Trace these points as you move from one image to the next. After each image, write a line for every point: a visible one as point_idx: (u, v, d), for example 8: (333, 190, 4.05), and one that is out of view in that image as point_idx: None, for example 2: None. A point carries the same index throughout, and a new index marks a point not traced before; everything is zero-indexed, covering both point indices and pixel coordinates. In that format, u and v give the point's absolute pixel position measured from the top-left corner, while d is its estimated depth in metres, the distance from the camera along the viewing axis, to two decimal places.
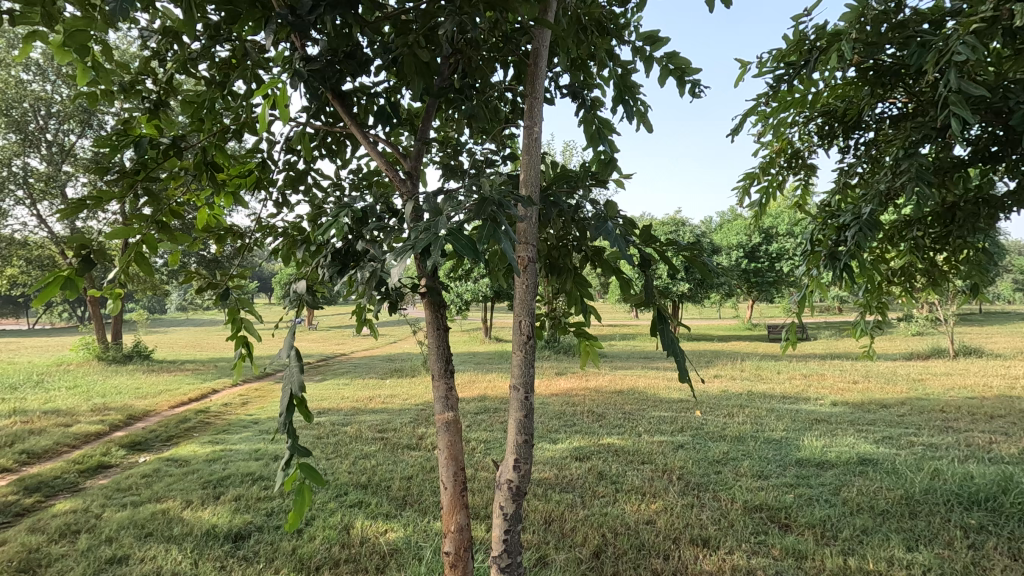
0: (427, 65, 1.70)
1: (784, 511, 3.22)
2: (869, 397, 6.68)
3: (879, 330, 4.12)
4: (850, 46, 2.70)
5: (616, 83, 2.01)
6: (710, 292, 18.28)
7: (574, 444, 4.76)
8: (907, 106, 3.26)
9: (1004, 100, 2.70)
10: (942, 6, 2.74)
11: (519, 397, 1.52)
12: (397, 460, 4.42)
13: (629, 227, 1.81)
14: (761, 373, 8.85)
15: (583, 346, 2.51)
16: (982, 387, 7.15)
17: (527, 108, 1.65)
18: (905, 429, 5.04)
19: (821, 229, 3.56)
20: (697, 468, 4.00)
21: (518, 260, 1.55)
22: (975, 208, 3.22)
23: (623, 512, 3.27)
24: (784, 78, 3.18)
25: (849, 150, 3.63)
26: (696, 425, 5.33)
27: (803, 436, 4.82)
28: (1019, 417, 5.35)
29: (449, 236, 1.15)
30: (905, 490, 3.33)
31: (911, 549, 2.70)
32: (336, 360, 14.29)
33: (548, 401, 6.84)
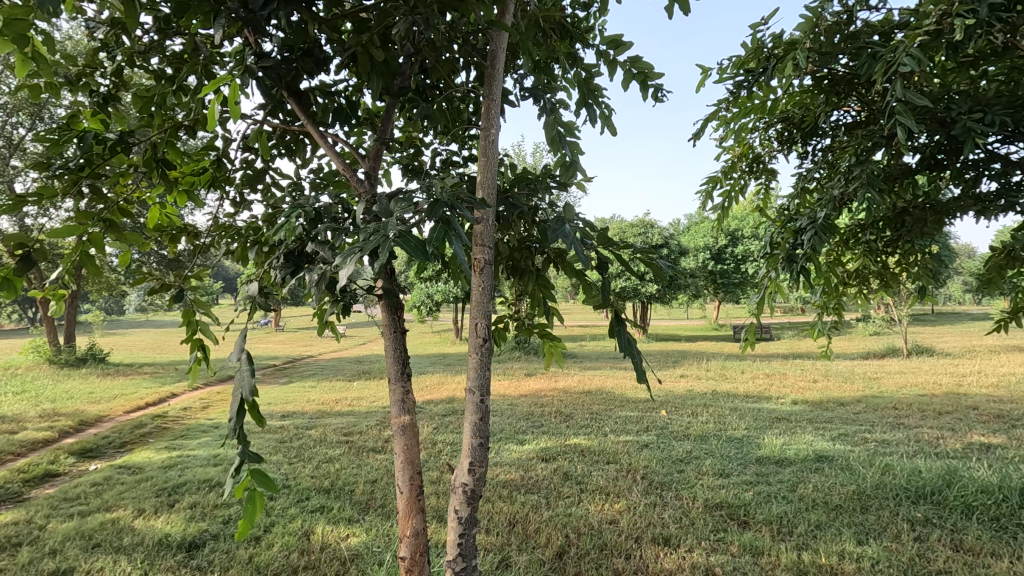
0: (386, 64, 1.68)
1: (742, 509, 3.28)
2: (827, 395, 6.90)
3: (836, 331, 4.25)
4: (805, 55, 2.78)
5: (580, 86, 2.03)
6: (678, 293, 18.58)
7: (541, 445, 4.78)
8: (860, 114, 3.38)
9: (947, 111, 2.84)
10: (891, 18, 2.85)
11: (475, 400, 1.51)
12: (361, 464, 4.36)
13: (588, 229, 1.82)
14: (725, 373, 9.03)
15: (546, 347, 2.50)
16: (932, 385, 7.44)
17: (483, 109, 1.64)
18: (860, 426, 5.21)
19: (780, 233, 3.66)
20: (661, 468, 4.06)
21: (473, 262, 1.54)
22: (922, 214, 3.36)
23: (587, 513, 3.30)
24: (743, 85, 3.25)
25: (807, 156, 3.74)
26: (661, 425, 5.41)
27: (763, 435, 4.94)
28: (965, 413, 5.60)
29: (399, 239, 1.13)
30: (857, 485, 3.44)
31: (861, 542, 2.80)
32: (301, 362, 14.01)
33: (517, 402, 6.85)
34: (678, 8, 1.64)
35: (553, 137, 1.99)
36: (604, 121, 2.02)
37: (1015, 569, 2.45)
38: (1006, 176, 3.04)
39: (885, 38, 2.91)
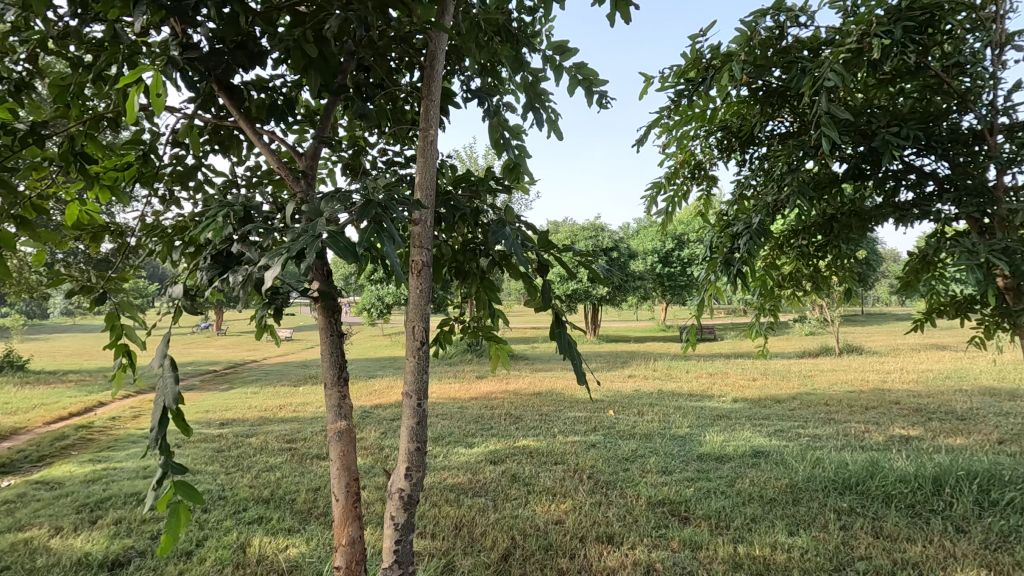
0: (323, 61, 1.63)
1: (683, 504, 3.38)
2: (765, 393, 7.20)
3: (771, 331, 4.43)
4: (740, 66, 2.90)
5: (526, 90, 2.04)
6: (627, 295, 18.99)
7: (490, 448, 4.78)
8: (793, 125, 3.54)
9: (868, 124, 3.04)
10: (818, 35, 3.02)
11: (412, 404, 1.49)
12: (304, 471, 4.22)
13: (528, 232, 1.84)
14: (671, 373, 9.29)
15: (492, 350, 2.49)
16: (860, 382, 7.88)
17: (423, 110, 1.62)
18: (794, 422, 5.47)
19: (719, 237, 3.80)
20: (607, 467, 4.13)
21: (411, 264, 1.52)
22: (848, 221, 3.58)
23: (533, 514, 3.31)
24: (684, 93, 3.36)
25: (745, 163, 3.90)
26: (608, 425, 5.50)
27: (705, 432, 5.10)
28: (888, 407, 5.97)
29: (328, 239, 1.11)
30: (790, 479, 3.60)
31: (792, 533, 2.93)
32: (243, 367, 13.47)
33: (467, 405, 6.82)
34: (620, 16, 1.68)
35: (498, 140, 2.00)
36: (550, 125, 2.04)
37: (928, 552, 2.62)
38: (921, 186, 3.28)
39: (814, 54, 3.07)
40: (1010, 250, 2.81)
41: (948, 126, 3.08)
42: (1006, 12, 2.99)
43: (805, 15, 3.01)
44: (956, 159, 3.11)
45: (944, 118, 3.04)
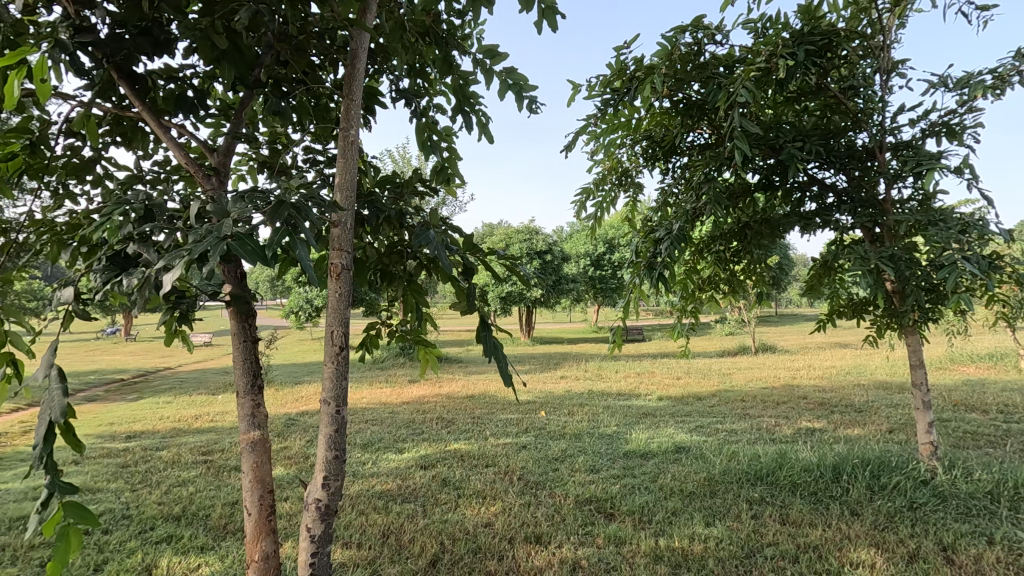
0: (237, 53, 1.55)
1: (609, 501, 3.48)
2: (687, 391, 7.54)
3: (693, 332, 4.61)
4: (661, 79, 3.05)
5: (456, 92, 2.03)
6: (560, 297, 19.32)
7: (421, 452, 4.71)
8: (711, 137, 3.75)
9: (776, 139, 3.27)
10: (732, 53, 3.21)
11: (331, 411, 1.45)
12: (221, 485, 3.99)
13: (453, 235, 1.84)
14: (601, 374, 9.54)
15: (420, 353, 2.45)
16: (773, 379, 8.43)
17: (343, 109, 1.58)
18: (713, 418, 5.77)
19: (643, 242, 3.95)
20: (537, 468, 4.18)
21: (330, 267, 1.47)
22: (759, 228, 3.84)
23: (463, 517, 3.30)
24: (610, 103, 3.48)
25: (668, 171, 4.07)
26: (539, 426, 5.57)
27: (632, 430, 5.28)
28: (796, 402, 6.42)
29: (234, 241, 1.05)
30: (708, 472, 3.79)
31: (709, 524, 3.08)
32: (156, 376, 12.54)
33: (398, 410, 6.69)
34: (547, 24, 1.70)
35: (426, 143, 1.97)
36: (480, 129, 2.04)
37: (827, 535, 2.83)
38: (822, 198, 3.56)
39: (728, 71, 3.26)
40: (895, 257, 3.13)
41: (846, 142, 3.36)
42: (893, 42, 3.31)
43: (720, 33, 3.20)
44: (852, 173, 3.40)
45: (842, 135, 3.32)
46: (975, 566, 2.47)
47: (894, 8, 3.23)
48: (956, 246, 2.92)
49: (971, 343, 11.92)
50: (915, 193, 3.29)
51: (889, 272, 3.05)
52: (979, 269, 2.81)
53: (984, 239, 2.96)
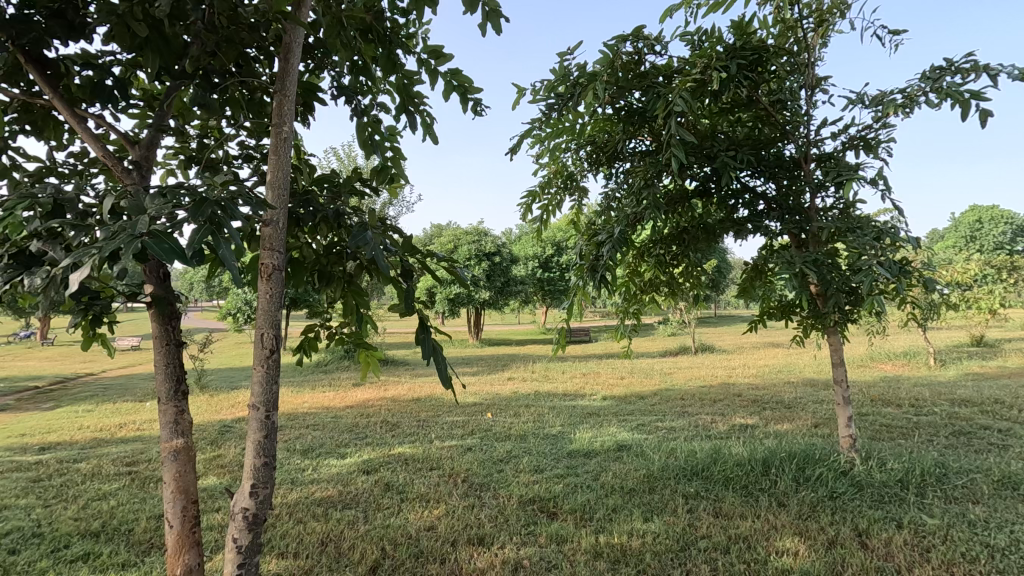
0: (160, 42, 1.47)
1: (552, 500, 3.53)
2: (630, 390, 7.74)
3: (634, 333, 4.68)
4: (603, 87, 3.13)
5: (399, 91, 2.01)
6: (509, 299, 19.40)
7: (364, 457, 4.61)
8: (651, 144, 3.86)
9: (711, 148, 3.43)
10: (671, 64, 3.34)
11: (260, 417, 1.40)
12: (146, 497, 3.76)
13: (392, 236, 1.82)
14: (547, 375, 9.65)
15: (360, 356, 2.39)
16: (710, 378, 8.77)
17: (276, 105, 1.53)
18: (654, 416, 5.95)
19: (586, 245, 4.03)
20: (481, 469, 4.18)
21: (261, 268, 1.42)
22: (696, 233, 4.00)
23: (405, 522, 3.26)
24: (554, 108, 3.52)
25: (612, 176, 4.15)
26: (485, 427, 5.57)
27: (576, 430, 5.36)
28: (731, 399, 6.71)
29: (150, 239, 1.00)
30: (647, 469, 3.90)
31: (647, 519, 3.17)
32: (76, 382, 11.70)
33: (341, 414, 6.53)
34: (491, 27, 1.71)
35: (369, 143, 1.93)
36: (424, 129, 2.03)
37: (756, 526, 2.97)
38: (754, 205, 3.74)
39: (667, 80, 3.38)
40: (818, 261, 3.34)
41: (775, 152, 3.55)
42: (817, 60, 3.53)
43: (659, 44, 3.31)
44: (781, 182, 3.59)
45: (772, 146, 3.50)
46: (885, 550, 2.66)
47: (818, 28, 3.45)
48: (871, 252, 3.15)
49: (888, 342, 12.84)
50: (836, 202, 3.51)
51: (813, 276, 3.24)
52: (890, 274, 3.04)
53: (896, 246, 3.19)
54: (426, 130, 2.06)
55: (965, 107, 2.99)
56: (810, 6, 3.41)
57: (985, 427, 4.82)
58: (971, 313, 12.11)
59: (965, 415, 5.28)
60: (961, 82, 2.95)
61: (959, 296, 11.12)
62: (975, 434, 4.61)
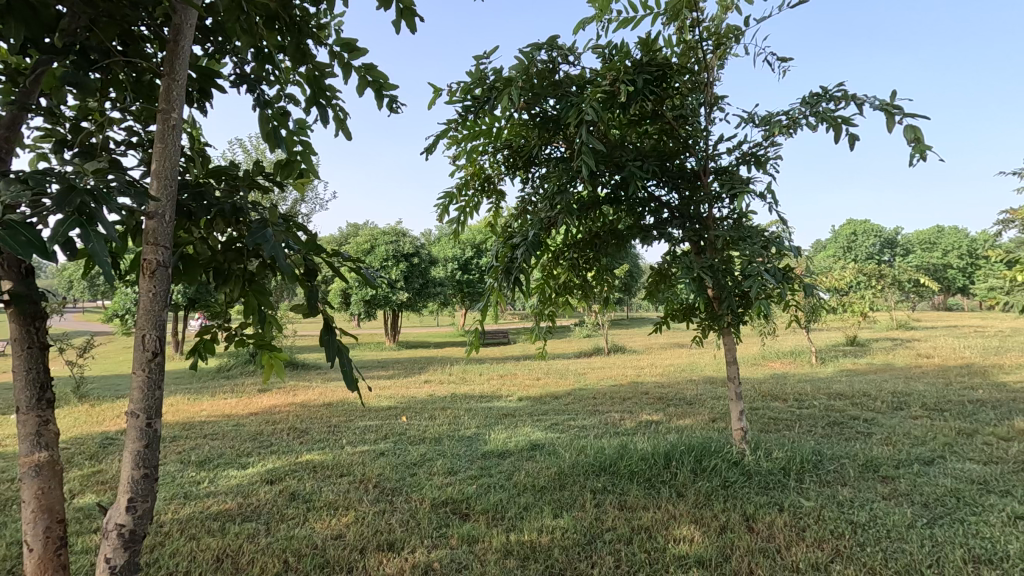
0: (25, 11, 1.31)
1: (464, 502, 3.53)
2: (546, 391, 7.92)
3: (549, 334, 4.77)
4: (518, 93, 3.20)
5: (310, 83, 1.92)
6: (428, 301, 19.17)
7: (267, 466, 4.38)
8: (565, 151, 3.98)
9: (619, 156, 3.63)
10: (583, 75, 3.47)
11: (139, 425, 1.29)
12: (7, 521, 3.34)
13: (295, 235, 1.76)
14: (464, 377, 9.62)
15: (262, 359, 2.25)
16: (621, 378, 9.14)
17: (163, 89, 1.41)
18: (567, 415, 6.12)
19: (502, 248, 4.08)
20: (394, 474, 4.10)
21: (143, 264, 1.31)
22: (606, 238, 4.21)
23: (311, 532, 3.12)
24: (470, 110, 3.55)
25: (528, 180, 4.22)
26: (399, 431, 5.47)
27: (491, 431, 5.39)
28: (640, 397, 7.05)
29: (3, 229, 0.90)
30: (559, 466, 4.01)
31: (557, 515, 3.26)
32: None
33: (244, 422, 6.14)
34: (405, 25, 1.70)
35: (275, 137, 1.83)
36: (336, 124, 1.95)
37: (657, 516, 3.14)
38: (659, 212, 3.97)
39: (579, 90, 3.52)
40: (714, 266, 3.61)
41: (678, 163, 3.79)
42: (715, 80, 3.81)
43: (572, 55, 3.42)
44: (683, 192, 3.83)
45: (675, 157, 3.73)
46: (768, 531, 2.91)
47: (716, 50, 3.72)
48: (759, 259, 3.44)
49: (778, 342, 14.03)
50: (730, 212, 3.78)
51: (709, 280, 3.50)
52: (774, 280, 3.33)
53: (780, 254, 3.50)
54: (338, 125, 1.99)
55: (837, 131, 3.35)
56: (709, 30, 3.67)
57: (855, 418, 5.40)
58: (845, 316, 13.54)
59: (838, 407, 5.90)
60: (834, 108, 3.30)
61: (836, 300, 12.38)
62: (845, 424, 5.15)
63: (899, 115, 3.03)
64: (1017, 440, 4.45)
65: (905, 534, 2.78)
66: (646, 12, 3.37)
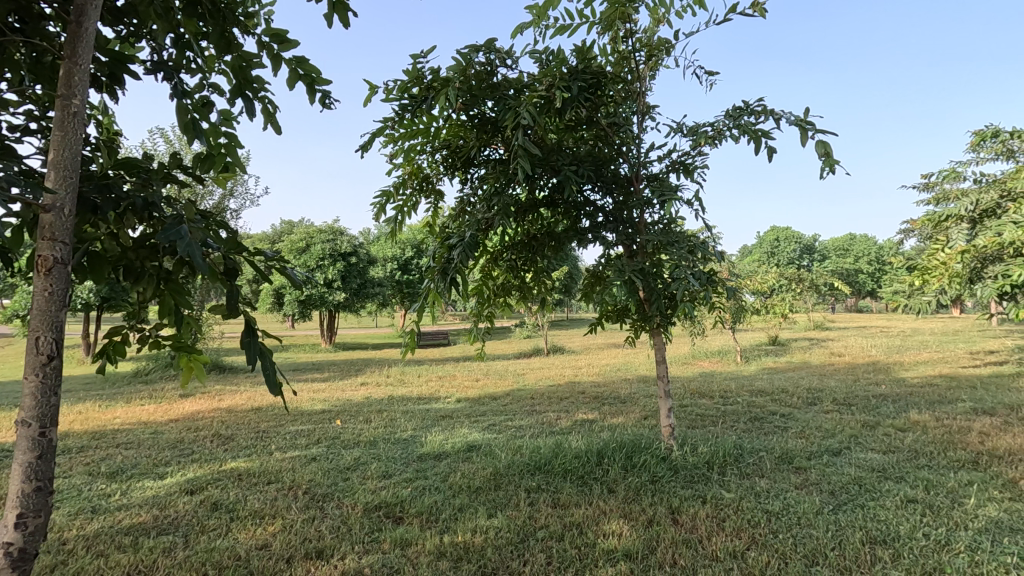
0: None
1: (398, 505, 3.48)
2: (484, 392, 7.94)
3: (486, 335, 4.79)
4: (455, 94, 3.21)
5: (235, 72, 1.79)
6: (366, 301, 18.76)
7: (188, 476, 4.14)
8: (503, 152, 4.01)
9: (555, 159, 3.72)
10: (520, 78, 3.52)
11: (31, 435, 1.20)
12: None
13: (213, 233, 1.68)
14: (402, 379, 9.48)
15: (180, 363, 2.11)
16: (559, 378, 9.29)
17: (62, 73, 1.31)
18: (505, 415, 6.17)
19: (439, 248, 4.06)
20: (325, 479, 3.99)
21: (37, 261, 1.21)
22: (543, 240, 4.28)
23: (233, 543, 2.98)
24: (407, 108, 3.51)
25: (467, 180, 4.21)
26: (332, 435, 5.32)
27: (427, 433, 5.34)
28: (576, 397, 7.21)
29: None
30: (494, 467, 4.03)
31: (491, 515, 3.28)
32: None
33: (162, 429, 5.77)
34: (338, 19, 1.66)
35: (195, 127, 1.67)
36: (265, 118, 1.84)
37: (588, 512, 3.22)
38: (594, 216, 4.07)
39: (516, 94, 3.56)
40: (644, 270, 3.74)
41: (613, 168, 3.90)
42: (647, 90, 3.96)
43: (509, 58, 3.46)
44: (617, 197, 3.95)
45: (610, 163, 3.84)
46: (691, 523, 3.05)
47: (648, 61, 3.86)
48: (685, 264, 3.59)
49: (707, 341, 14.72)
50: (661, 218, 3.93)
51: (638, 282, 3.63)
52: (698, 283, 3.50)
53: (705, 259, 3.68)
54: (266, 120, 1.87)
55: (757, 143, 3.56)
56: (642, 41, 3.81)
57: (774, 413, 5.75)
58: (768, 317, 14.39)
59: (759, 403, 6.26)
60: (754, 122, 3.50)
61: (760, 302, 13.12)
62: (765, 419, 5.47)
63: (811, 131, 3.26)
64: (912, 431, 4.89)
65: (813, 521, 2.99)
66: (582, 20, 3.45)
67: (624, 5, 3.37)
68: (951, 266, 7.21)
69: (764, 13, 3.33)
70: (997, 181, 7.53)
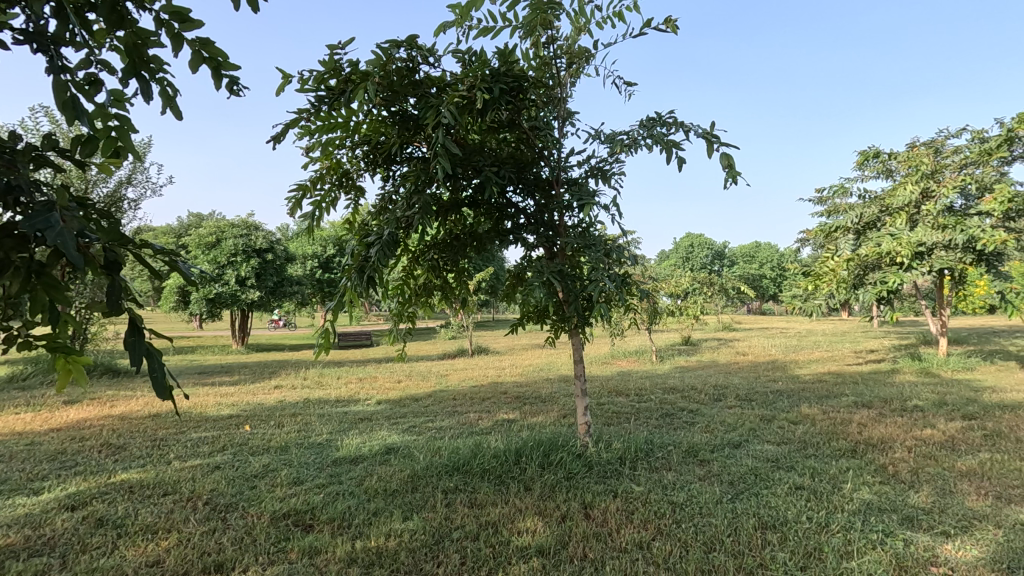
0: None
1: (309, 513, 3.34)
2: (406, 393, 7.81)
3: (407, 336, 4.70)
4: (373, 88, 3.13)
5: (127, 50, 1.52)
6: (283, 300, 17.91)
7: (69, 490, 3.76)
8: (426, 151, 3.95)
9: (476, 160, 3.74)
10: (443, 77, 3.50)
11: None
12: None
13: (92, 222, 1.53)
14: (320, 381, 9.13)
15: (56, 365, 1.88)
16: (481, 378, 9.32)
17: None
18: (426, 417, 6.10)
19: (356, 246, 3.94)
20: (229, 488, 3.76)
21: None
22: (465, 241, 4.26)
23: (119, 561, 2.74)
24: (324, 100, 3.39)
25: (388, 177, 4.12)
26: (240, 441, 5.03)
27: (344, 437, 5.17)
28: (498, 397, 7.26)
29: None
30: (411, 469, 3.97)
31: (407, 517, 3.23)
32: None
33: (40, 440, 5.20)
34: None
35: (77, 107, 1.36)
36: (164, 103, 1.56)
37: (504, 511, 3.25)
38: (517, 219, 4.11)
39: (439, 93, 3.53)
40: (562, 271, 3.83)
41: (534, 172, 3.95)
42: (568, 96, 4.06)
43: (433, 56, 3.43)
44: (538, 198, 4.01)
45: (532, 166, 3.90)
46: (602, 516, 3.16)
47: (569, 68, 3.96)
48: (602, 266, 3.70)
49: (624, 342, 15.35)
50: (580, 221, 4.04)
51: (557, 283, 3.71)
52: (613, 285, 3.63)
53: (620, 262, 3.80)
54: (165, 106, 1.61)
55: (668, 152, 3.75)
56: (563, 48, 3.89)
57: (683, 409, 6.09)
58: (681, 319, 15.23)
59: (670, 399, 6.61)
60: (666, 133, 3.68)
61: (674, 304, 13.84)
62: (674, 415, 5.77)
63: (716, 144, 3.47)
64: (802, 423, 5.34)
65: (713, 510, 3.18)
66: (505, 23, 3.48)
67: (545, 12, 3.43)
68: (838, 272, 7.86)
69: (675, 31, 3.51)
70: (877, 198, 8.41)
